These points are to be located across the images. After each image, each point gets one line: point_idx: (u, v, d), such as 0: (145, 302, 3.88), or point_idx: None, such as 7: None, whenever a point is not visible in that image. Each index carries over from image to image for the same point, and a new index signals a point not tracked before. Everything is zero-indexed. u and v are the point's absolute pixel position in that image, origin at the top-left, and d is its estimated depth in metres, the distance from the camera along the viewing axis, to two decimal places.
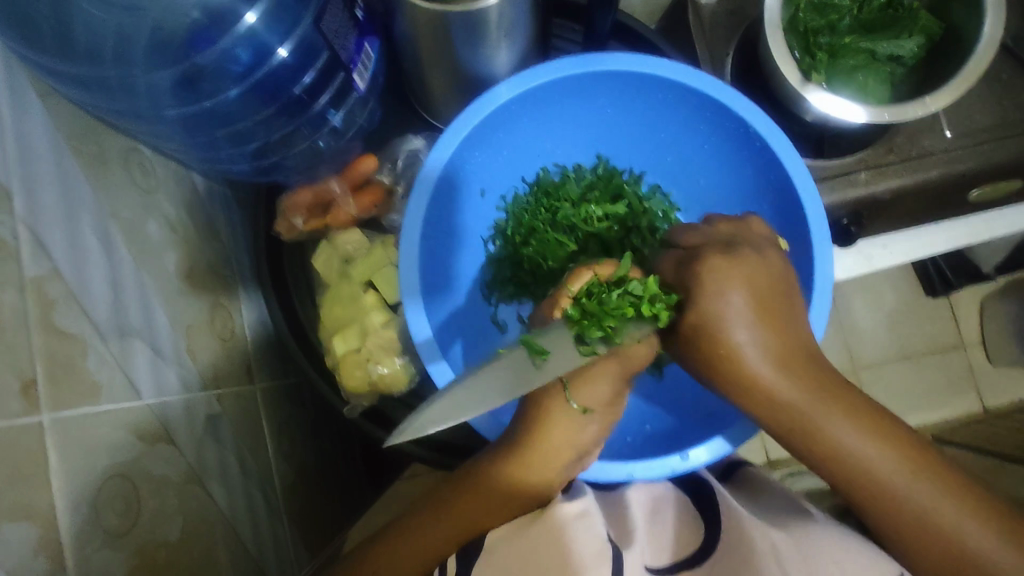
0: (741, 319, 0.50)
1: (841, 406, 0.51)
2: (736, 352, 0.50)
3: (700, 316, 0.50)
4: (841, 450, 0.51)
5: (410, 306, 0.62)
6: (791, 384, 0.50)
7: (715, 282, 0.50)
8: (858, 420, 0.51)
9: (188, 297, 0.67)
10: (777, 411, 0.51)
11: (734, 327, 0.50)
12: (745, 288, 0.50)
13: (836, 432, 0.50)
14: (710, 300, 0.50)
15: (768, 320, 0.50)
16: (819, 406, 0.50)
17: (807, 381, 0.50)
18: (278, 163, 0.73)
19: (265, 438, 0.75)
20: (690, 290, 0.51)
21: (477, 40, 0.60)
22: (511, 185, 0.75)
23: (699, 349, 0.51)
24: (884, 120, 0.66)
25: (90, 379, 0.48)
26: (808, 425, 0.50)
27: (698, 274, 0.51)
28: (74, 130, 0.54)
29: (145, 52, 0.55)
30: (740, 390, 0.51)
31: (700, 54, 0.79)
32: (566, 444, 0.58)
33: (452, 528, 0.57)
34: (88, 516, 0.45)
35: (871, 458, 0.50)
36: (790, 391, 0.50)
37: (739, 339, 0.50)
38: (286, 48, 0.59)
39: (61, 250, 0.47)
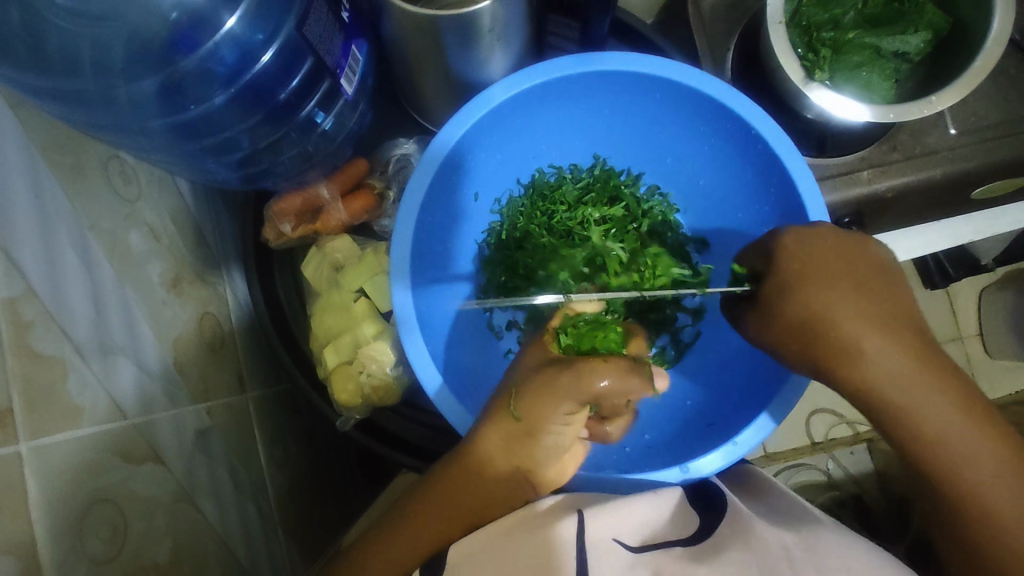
0: (826, 280, 0.52)
1: (937, 385, 0.50)
2: (822, 312, 0.51)
3: (784, 276, 0.53)
4: (919, 425, 0.50)
5: (397, 287, 0.60)
6: (893, 348, 0.50)
7: (800, 244, 0.53)
8: (954, 401, 0.50)
9: (175, 307, 0.65)
10: (868, 381, 0.50)
11: (816, 286, 0.52)
12: (828, 250, 0.53)
13: (924, 408, 0.50)
14: (809, 268, 0.52)
15: (854, 285, 0.52)
16: (917, 378, 0.50)
17: (905, 351, 0.50)
18: (267, 170, 0.70)
19: (257, 447, 0.73)
20: (775, 257, 0.54)
21: (469, 42, 0.58)
22: (506, 188, 0.73)
23: (794, 321, 0.52)
24: (889, 119, 0.64)
25: (69, 402, 0.46)
26: (898, 396, 0.50)
27: (778, 236, 0.54)
28: (51, 141, 0.51)
29: (125, 59, 0.52)
30: (833, 352, 0.51)
31: (699, 50, 0.77)
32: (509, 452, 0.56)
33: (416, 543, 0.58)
34: (72, 545, 0.44)
35: (959, 434, 0.49)
36: (876, 354, 0.50)
37: (824, 300, 0.51)
38: (270, 52, 0.56)
39: (35, 269, 0.45)
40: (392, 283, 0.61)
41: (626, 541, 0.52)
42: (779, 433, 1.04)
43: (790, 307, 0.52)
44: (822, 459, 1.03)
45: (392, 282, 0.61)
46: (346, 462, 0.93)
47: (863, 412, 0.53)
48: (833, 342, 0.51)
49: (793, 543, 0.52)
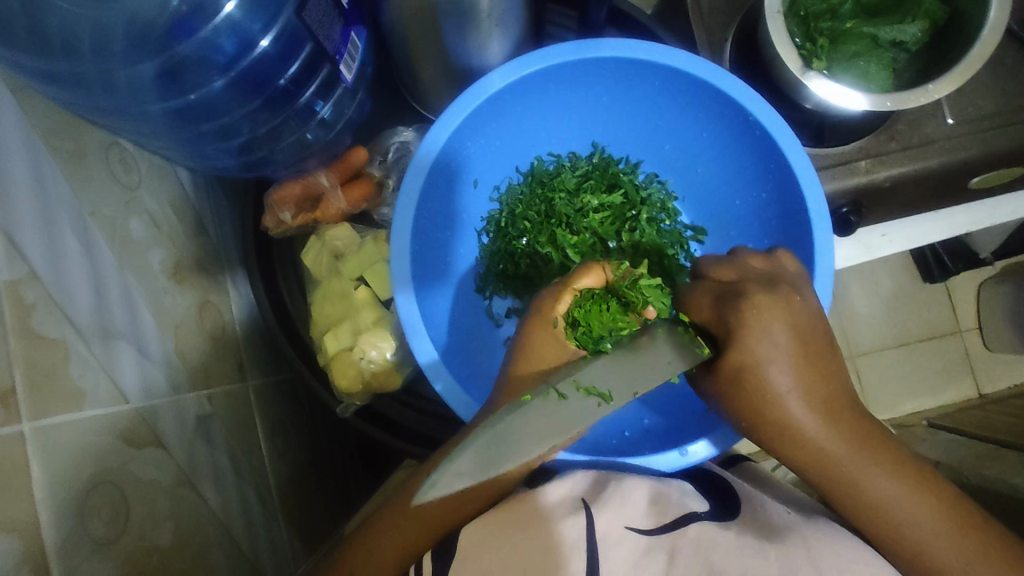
0: (785, 361, 0.50)
1: (881, 460, 0.51)
2: (780, 399, 0.50)
3: (746, 354, 0.50)
4: (862, 499, 0.51)
5: (401, 293, 0.60)
6: (838, 432, 0.50)
7: (760, 321, 0.50)
8: (899, 477, 0.51)
9: (175, 295, 0.65)
10: (816, 460, 0.51)
11: (776, 371, 0.49)
12: (789, 332, 0.50)
13: (869, 484, 0.50)
14: (768, 354, 0.49)
15: (812, 365, 0.50)
16: (860, 460, 0.50)
17: (850, 435, 0.50)
18: (266, 158, 0.71)
19: (258, 435, 0.74)
20: (731, 327, 0.50)
21: (468, 28, 0.58)
22: (505, 175, 0.73)
23: (734, 387, 0.51)
24: (886, 107, 0.64)
25: (71, 384, 0.46)
26: (845, 474, 0.51)
27: (743, 315, 0.50)
28: (52, 127, 0.52)
29: (124, 43, 0.52)
30: (776, 433, 0.51)
31: (698, 39, 0.77)
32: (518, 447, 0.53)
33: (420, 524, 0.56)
34: (75, 527, 0.44)
35: (902, 507, 0.50)
36: (826, 436, 0.50)
37: (782, 385, 0.49)
38: (269, 38, 0.57)
39: (37, 252, 0.46)
40: (395, 291, 0.61)
41: (638, 528, 0.52)
42: None
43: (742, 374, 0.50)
44: None
45: (395, 290, 0.61)
46: (347, 453, 0.93)
47: (807, 481, 0.53)
48: (782, 424, 0.50)
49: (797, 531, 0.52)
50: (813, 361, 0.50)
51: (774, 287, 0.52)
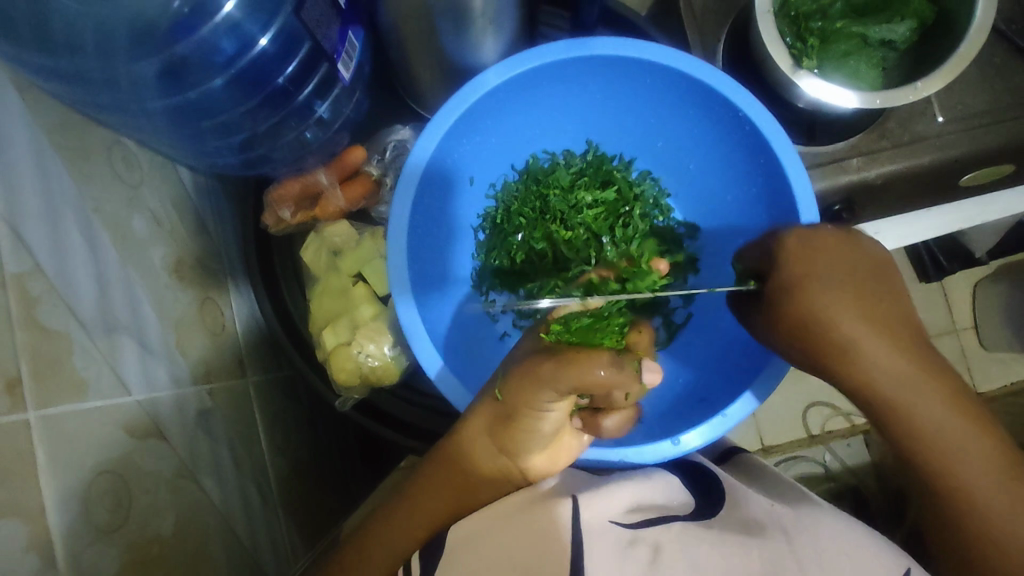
0: (840, 283, 0.51)
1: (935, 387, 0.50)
2: (825, 314, 0.51)
3: (801, 291, 0.51)
4: (915, 431, 0.51)
5: (401, 302, 0.61)
6: (907, 357, 0.50)
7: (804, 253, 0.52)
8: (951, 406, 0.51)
9: (177, 291, 0.67)
10: (873, 382, 0.51)
11: (823, 290, 0.51)
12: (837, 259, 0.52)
13: (920, 412, 0.50)
14: (809, 272, 0.51)
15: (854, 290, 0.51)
16: (922, 385, 0.50)
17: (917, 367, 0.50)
18: (265, 155, 0.73)
19: (258, 431, 0.75)
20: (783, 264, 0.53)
21: (463, 28, 0.59)
22: (500, 173, 0.75)
23: (784, 301, 0.52)
24: (876, 105, 0.65)
25: (76, 375, 0.47)
26: (899, 401, 0.51)
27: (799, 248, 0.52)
28: (56, 125, 0.53)
29: (128, 42, 0.54)
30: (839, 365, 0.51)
31: (691, 41, 0.78)
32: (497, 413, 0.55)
33: (408, 532, 0.59)
34: (79, 513, 0.45)
35: (944, 437, 0.51)
36: (879, 353, 0.50)
37: (825, 303, 0.51)
38: (268, 37, 0.59)
39: (42, 245, 0.47)
40: (393, 296, 0.62)
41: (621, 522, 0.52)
42: (777, 425, 1.05)
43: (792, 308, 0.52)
44: (820, 452, 1.04)
45: (394, 295, 0.62)
46: (348, 450, 0.94)
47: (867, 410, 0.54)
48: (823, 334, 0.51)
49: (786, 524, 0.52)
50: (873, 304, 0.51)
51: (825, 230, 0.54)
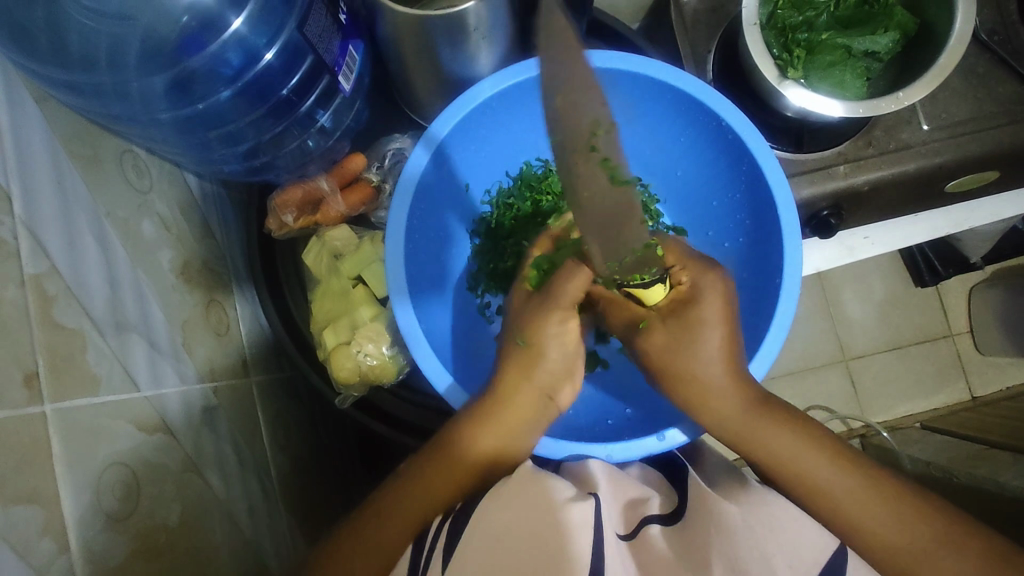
0: (710, 328, 0.57)
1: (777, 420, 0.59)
2: (705, 362, 0.58)
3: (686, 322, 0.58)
4: (777, 458, 0.58)
5: (399, 305, 0.63)
6: (734, 392, 0.58)
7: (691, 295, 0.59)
8: (792, 429, 0.59)
9: (184, 293, 0.69)
10: (731, 424, 0.59)
11: (706, 334, 0.57)
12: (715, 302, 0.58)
13: (772, 442, 0.58)
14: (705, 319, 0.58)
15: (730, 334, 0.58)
16: (756, 420, 0.58)
17: (753, 398, 0.58)
18: (269, 163, 0.76)
19: (261, 428, 0.77)
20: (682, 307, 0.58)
21: (457, 41, 0.62)
22: (496, 180, 0.78)
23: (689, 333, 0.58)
24: (859, 114, 0.68)
25: (89, 371, 0.50)
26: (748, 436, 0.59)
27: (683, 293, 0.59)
28: (71, 134, 0.56)
29: (137, 58, 0.57)
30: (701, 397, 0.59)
31: (683, 52, 0.81)
32: (531, 385, 0.61)
33: (407, 515, 0.57)
34: (91, 501, 0.47)
35: (808, 463, 0.58)
36: (728, 398, 0.58)
37: (708, 346, 0.57)
38: (272, 52, 0.62)
39: (58, 249, 0.50)
40: (393, 301, 0.64)
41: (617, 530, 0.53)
42: None
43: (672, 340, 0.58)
44: None
45: (393, 300, 0.64)
46: (348, 448, 0.97)
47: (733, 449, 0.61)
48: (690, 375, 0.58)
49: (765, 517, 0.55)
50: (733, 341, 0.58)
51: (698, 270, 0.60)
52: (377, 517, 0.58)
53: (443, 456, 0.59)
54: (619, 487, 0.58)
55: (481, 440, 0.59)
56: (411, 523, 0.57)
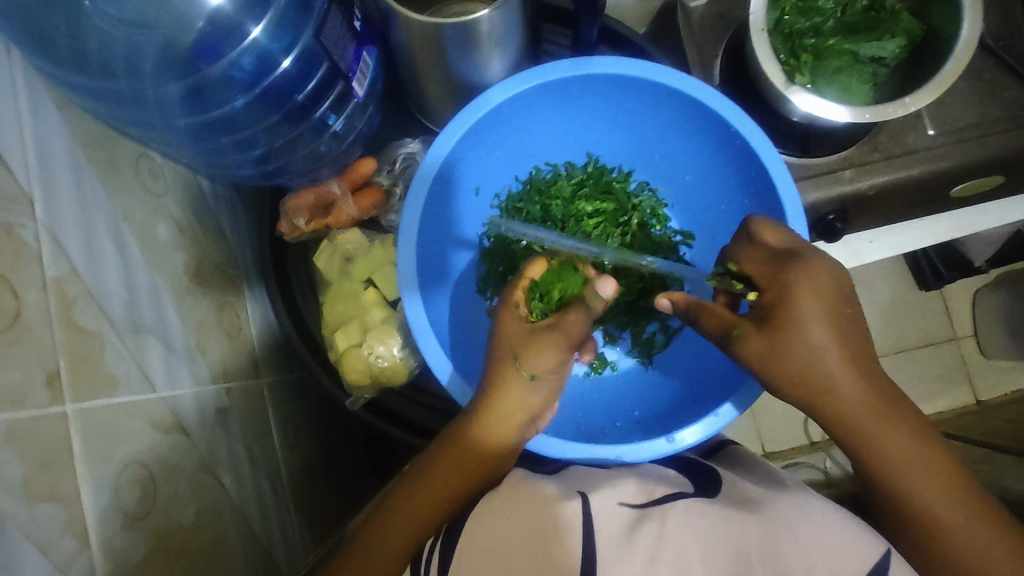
0: (821, 321, 0.54)
1: (902, 422, 0.54)
2: (817, 352, 0.53)
3: (794, 309, 0.54)
4: (878, 449, 0.54)
5: (409, 300, 0.64)
6: (858, 380, 0.54)
7: (798, 288, 0.54)
8: (915, 436, 0.54)
9: (197, 294, 0.70)
10: (848, 415, 0.54)
11: (816, 331, 0.53)
12: (824, 289, 0.54)
13: (892, 447, 0.54)
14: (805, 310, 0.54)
15: (844, 329, 0.54)
16: (882, 416, 0.54)
17: (870, 388, 0.54)
18: (281, 167, 0.77)
19: (272, 429, 0.78)
20: (782, 296, 0.55)
21: (468, 47, 0.63)
22: (505, 184, 0.78)
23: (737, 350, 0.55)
24: (864, 119, 0.68)
25: (107, 372, 0.51)
26: (865, 430, 0.54)
27: (796, 274, 0.55)
28: (90, 139, 0.56)
29: (155, 66, 0.58)
30: (799, 374, 0.54)
31: (690, 57, 0.81)
32: (515, 410, 0.59)
33: (409, 524, 0.59)
34: (110, 500, 0.48)
35: (916, 474, 0.54)
36: (851, 392, 0.54)
37: (818, 340, 0.53)
38: (289, 58, 0.63)
39: (78, 252, 0.50)
40: (403, 296, 0.65)
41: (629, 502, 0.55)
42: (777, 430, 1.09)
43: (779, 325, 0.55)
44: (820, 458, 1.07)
45: (403, 295, 0.65)
46: (356, 449, 0.98)
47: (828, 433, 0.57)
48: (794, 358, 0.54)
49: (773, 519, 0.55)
50: (847, 330, 0.54)
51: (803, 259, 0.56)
52: (369, 545, 0.58)
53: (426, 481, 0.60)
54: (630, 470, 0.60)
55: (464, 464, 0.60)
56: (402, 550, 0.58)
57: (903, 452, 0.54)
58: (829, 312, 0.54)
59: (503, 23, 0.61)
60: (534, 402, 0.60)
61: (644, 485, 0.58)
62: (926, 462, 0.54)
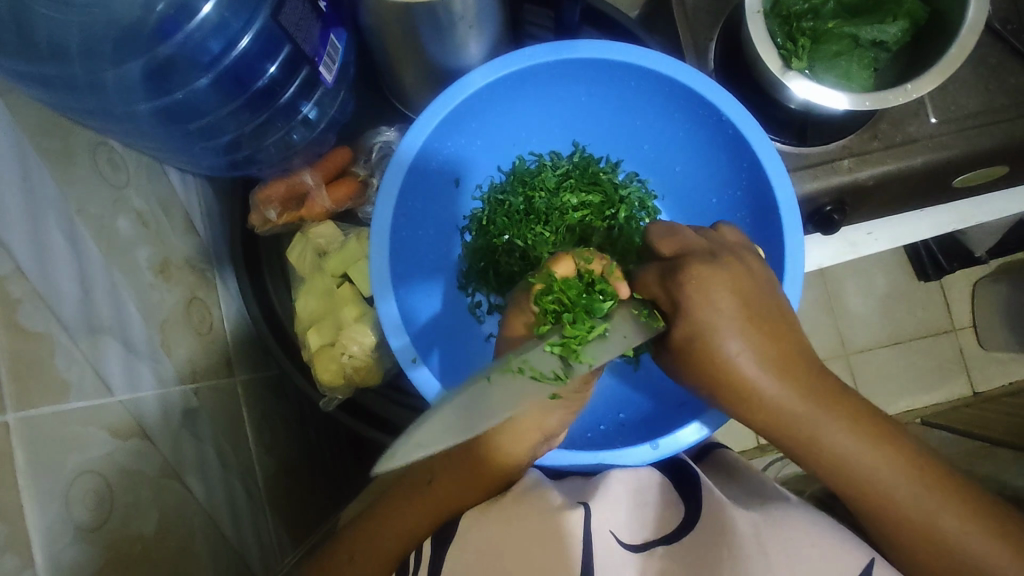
0: (732, 328, 0.50)
1: (839, 413, 0.50)
2: (731, 363, 0.50)
3: (693, 327, 0.50)
4: (828, 459, 0.50)
5: (382, 298, 0.61)
6: (788, 395, 0.50)
7: (702, 293, 0.50)
8: (857, 427, 0.50)
9: (163, 290, 0.67)
10: (779, 421, 0.50)
11: (725, 337, 0.49)
12: (733, 297, 0.50)
13: (835, 442, 0.50)
14: (714, 305, 0.50)
15: (765, 327, 0.51)
16: (816, 417, 0.50)
17: (806, 392, 0.50)
18: (251, 156, 0.73)
19: (246, 429, 0.75)
20: (681, 306, 0.51)
21: (443, 29, 0.59)
22: (487, 174, 0.75)
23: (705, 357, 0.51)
24: (865, 107, 0.65)
25: (57, 377, 0.48)
26: (808, 435, 0.50)
27: (685, 286, 0.50)
28: (39, 128, 0.53)
29: (111, 46, 0.54)
30: (734, 398, 0.51)
31: (682, 39, 0.77)
32: (533, 428, 0.56)
33: (395, 533, 0.58)
34: (59, 513, 0.46)
35: (867, 468, 0.50)
36: (781, 400, 0.50)
37: (731, 349, 0.49)
38: (248, 37, 0.60)
39: (24, 249, 0.47)
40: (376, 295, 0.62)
41: (621, 537, 0.53)
42: None
43: (698, 356, 0.51)
44: None
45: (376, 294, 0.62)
46: (339, 445, 0.95)
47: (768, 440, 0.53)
48: (736, 384, 0.50)
49: (761, 521, 0.52)
50: (771, 337, 0.50)
51: (717, 260, 0.52)
52: (353, 558, 0.59)
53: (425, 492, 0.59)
54: (638, 490, 0.58)
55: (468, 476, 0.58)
56: (390, 560, 0.58)
57: (875, 469, 0.49)
58: (740, 316, 0.50)
59: (468, 7, 0.57)
60: (551, 423, 0.57)
61: (643, 511, 0.56)
62: (892, 465, 0.50)
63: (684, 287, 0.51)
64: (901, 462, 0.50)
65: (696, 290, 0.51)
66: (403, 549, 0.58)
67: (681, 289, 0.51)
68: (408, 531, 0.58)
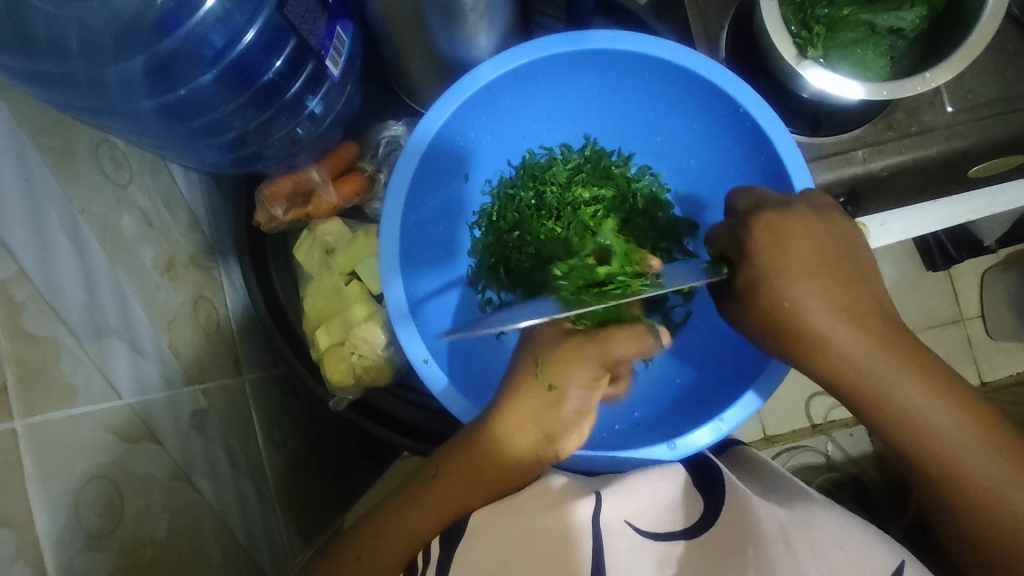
0: (803, 274, 0.51)
1: (913, 369, 0.50)
2: (799, 306, 0.51)
3: (760, 270, 0.52)
4: (893, 418, 0.51)
5: (389, 282, 0.60)
6: (856, 336, 0.50)
7: (773, 235, 0.52)
8: (928, 384, 0.50)
9: (169, 288, 0.66)
10: (845, 370, 0.51)
11: (793, 280, 0.51)
12: (810, 240, 0.52)
13: (901, 395, 0.49)
14: (785, 249, 0.52)
15: (831, 273, 0.51)
16: (887, 365, 0.50)
17: (866, 354, 0.50)
18: (257, 152, 0.72)
19: (254, 428, 0.75)
20: (748, 247, 0.53)
21: (452, 21, 0.58)
22: (497, 169, 0.74)
23: (761, 305, 0.52)
24: (881, 96, 0.63)
25: (64, 381, 0.47)
26: (878, 387, 0.50)
27: (760, 225, 0.53)
28: (40, 125, 0.52)
29: (112, 42, 0.53)
30: (803, 343, 0.51)
31: (693, 29, 0.75)
32: (530, 422, 0.56)
33: (400, 539, 0.57)
34: (67, 519, 0.45)
35: (940, 424, 0.49)
36: (851, 342, 0.50)
37: (797, 295, 0.51)
38: (254, 31, 0.58)
39: (28, 252, 0.46)
40: (384, 281, 0.61)
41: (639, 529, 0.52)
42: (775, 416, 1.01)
43: (765, 301, 0.52)
44: (822, 441, 0.98)
45: (384, 280, 0.61)
46: (346, 442, 0.94)
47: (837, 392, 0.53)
48: (794, 339, 0.51)
49: (787, 521, 0.51)
50: (842, 284, 0.51)
51: (788, 207, 0.53)
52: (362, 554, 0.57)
53: (429, 491, 0.58)
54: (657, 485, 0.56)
55: (473, 474, 0.57)
56: (395, 561, 0.57)
57: (950, 446, 0.49)
58: (818, 262, 0.51)
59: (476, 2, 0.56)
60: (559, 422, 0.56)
61: (663, 503, 0.55)
62: (968, 433, 0.49)
63: (756, 232, 0.53)
64: (971, 430, 0.49)
65: (767, 236, 0.52)
66: (415, 547, 0.56)
67: (752, 233, 0.53)
68: (416, 535, 0.57)
